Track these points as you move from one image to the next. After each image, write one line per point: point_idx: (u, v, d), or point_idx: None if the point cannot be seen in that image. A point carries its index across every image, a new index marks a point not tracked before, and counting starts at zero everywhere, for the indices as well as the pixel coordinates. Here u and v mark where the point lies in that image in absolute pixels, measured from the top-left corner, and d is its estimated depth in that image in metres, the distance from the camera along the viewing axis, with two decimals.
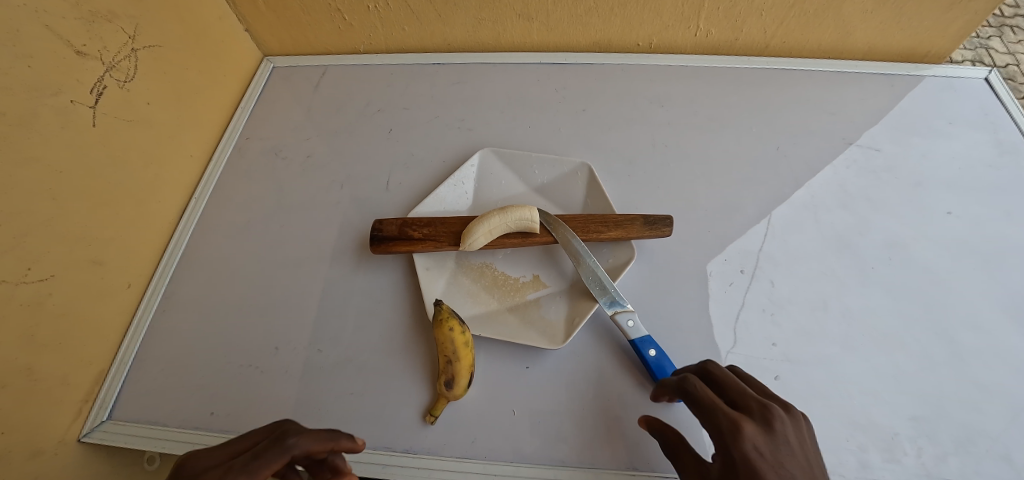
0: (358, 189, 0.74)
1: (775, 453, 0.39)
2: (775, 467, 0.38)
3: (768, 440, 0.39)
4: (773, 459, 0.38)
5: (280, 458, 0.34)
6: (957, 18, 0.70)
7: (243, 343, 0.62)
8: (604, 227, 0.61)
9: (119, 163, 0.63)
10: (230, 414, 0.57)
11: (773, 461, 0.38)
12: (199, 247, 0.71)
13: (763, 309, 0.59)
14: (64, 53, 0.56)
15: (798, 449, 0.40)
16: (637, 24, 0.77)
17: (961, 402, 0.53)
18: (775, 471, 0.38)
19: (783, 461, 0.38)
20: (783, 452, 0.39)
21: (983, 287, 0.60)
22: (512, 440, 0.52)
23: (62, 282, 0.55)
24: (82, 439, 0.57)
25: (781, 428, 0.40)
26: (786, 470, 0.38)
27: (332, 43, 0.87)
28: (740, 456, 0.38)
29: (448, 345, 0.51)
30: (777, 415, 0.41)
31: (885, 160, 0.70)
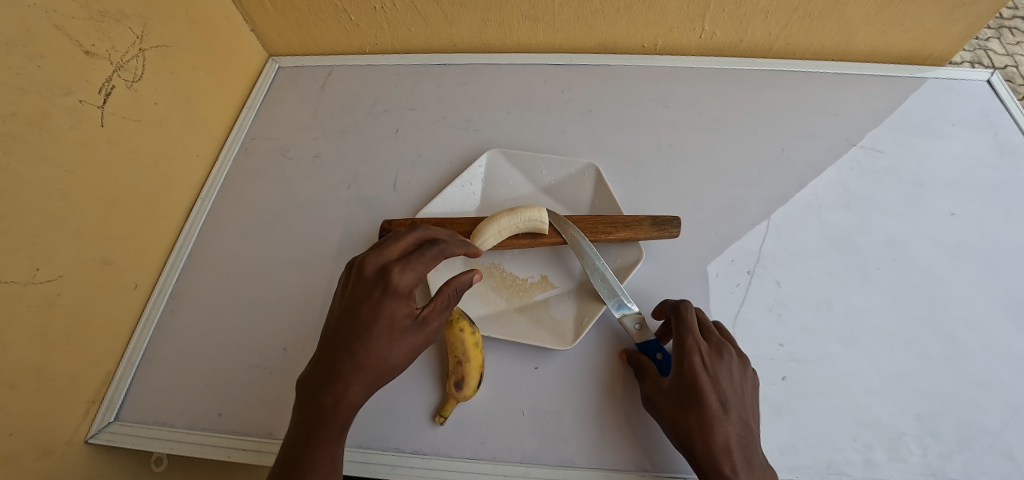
0: (364, 189, 0.74)
1: (716, 371, 0.48)
2: (712, 376, 0.47)
3: (716, 361, 0.48)
4: (713, 373, 0.47)
5: (436, 248, 0.50)
6: (958, 22, 0.71)
7: (251, 343, 0.62)
8: (612, 227, 0.61)
9: (127, 162, 0.63)
10: (239, 415, 0.57)
11: (712, 375, 0.47)
12: (205, 247, 0.71)
13: (769, 309, 0.60)
14: (74, 52, 0.56)
15: (737, 376, 0.49)
16: (642, 26, 0.77)
17: (966, 401, 0.53)
18: (711, 381, 0.47)
19: (721, 378, 0.47)
20: (725, 373, 0.48)
21: (986, 288, 0.60)
22: (521, 439, 0.52)
23: (71, 282, 0.55)
24: (90, 440, 0.57)
25: (728, 358, 0.49)
26: (720, 383, 0.47)
27: (337, 43, 0.87)
28: (688, 362, 0.48)
29: (458, 346, 0.52)
30: (729, 348, 0.50)
31: (888, 161, 0.71)
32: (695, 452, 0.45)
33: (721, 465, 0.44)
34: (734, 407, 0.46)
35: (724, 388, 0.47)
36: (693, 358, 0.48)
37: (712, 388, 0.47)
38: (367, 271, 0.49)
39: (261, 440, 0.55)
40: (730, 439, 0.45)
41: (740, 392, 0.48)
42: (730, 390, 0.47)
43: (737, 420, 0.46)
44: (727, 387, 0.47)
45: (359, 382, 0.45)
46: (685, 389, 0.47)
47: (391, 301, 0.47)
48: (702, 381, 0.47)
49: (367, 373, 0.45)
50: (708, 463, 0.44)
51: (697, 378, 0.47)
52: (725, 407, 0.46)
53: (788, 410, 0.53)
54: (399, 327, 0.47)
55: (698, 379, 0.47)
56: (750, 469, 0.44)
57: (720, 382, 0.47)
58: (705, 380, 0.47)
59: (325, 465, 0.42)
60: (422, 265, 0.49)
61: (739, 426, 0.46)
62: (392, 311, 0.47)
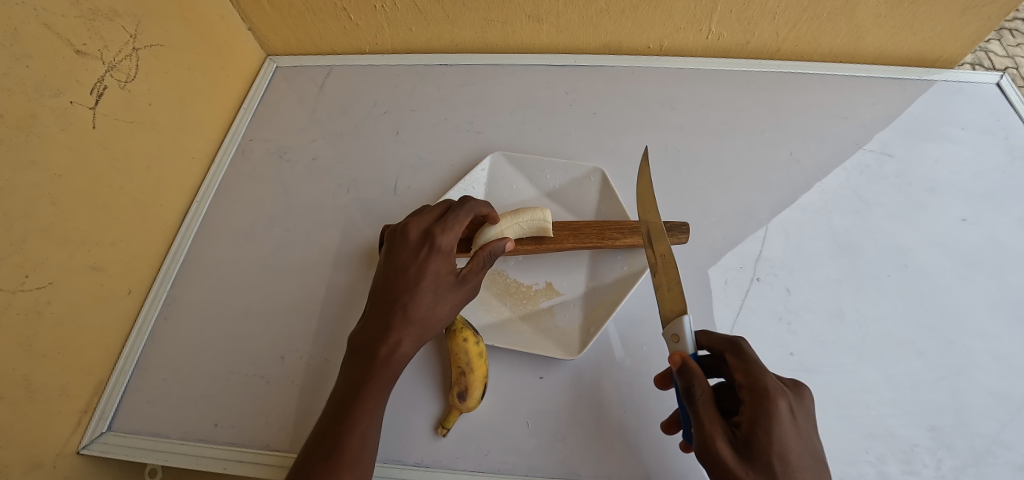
0: (364, 192, 0.72)
1: (802, 426, 0.37)
2: (800, 436, 0.36)
3: (799, 413, 0.38)
4: (801, 429, 0.37)
5: (470, 209, 0.52)
6: (969, 24, 0.69)
7: (249, 351, 0.61)
8: (619, 233, 0.60)
9: (120, 165, 0.61)
10: (235, 425, 0.56)
11: (800, 432, 0.37)
12: (201, 251, 0.70)
13: (779, 317, 0.58)
14: (64, 52, 0.54)
15: (814, 428, 0.39)
16: (647, 26, 0.76)
17: (979, 412, 0.52)
18: (799, 441, 0.36)
19: (806, 434, 0.37)
20: (808, 426, 0.38)
21: (998, 296, 0.59)
22: (527, 452, 0.51)
23: (62, 289, 0.54)
24: (81, 452, 0.55)
25: (805, 407, 0.39)
26: (806, 443, 0.37)
27: (337, 43, 0.85)
28: (774, 415, 0.36)
29: (461, 356, 0.50)
30: (803, 393, 0.40)
31: (897, 166, 0.69)
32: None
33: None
34: (822, 473, 0.36)
35: (810, 447, 0.37)
36: (783, 411, 0.36)
37: (801, 449, 0.36)
38: (411, 234, 0.51)
39: (258, 452, 0.54)
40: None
41: (819, 449, 0.38)
42: (814, 450, 0.37)
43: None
44: (811, 446, 0.37)
45: (408, 334, 0.46)
46: (774, 454, 0.34)
47: (435, 259, 0.49)
48: (792, 443, 0.35)
49: (416, 326, 0.47)
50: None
51: (789, 439, 0.35)
52: (815, 474, 0.36)
53: None
54: (444, 283, 0.48)
55: (789, 440, 0.35)
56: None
57: (808, 442, 0.37)
58: (797, 442, 0.36)
59: (373, 409, 0.44)
60: (461, 226, 0.51)
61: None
62: (437, 268, 0.48)
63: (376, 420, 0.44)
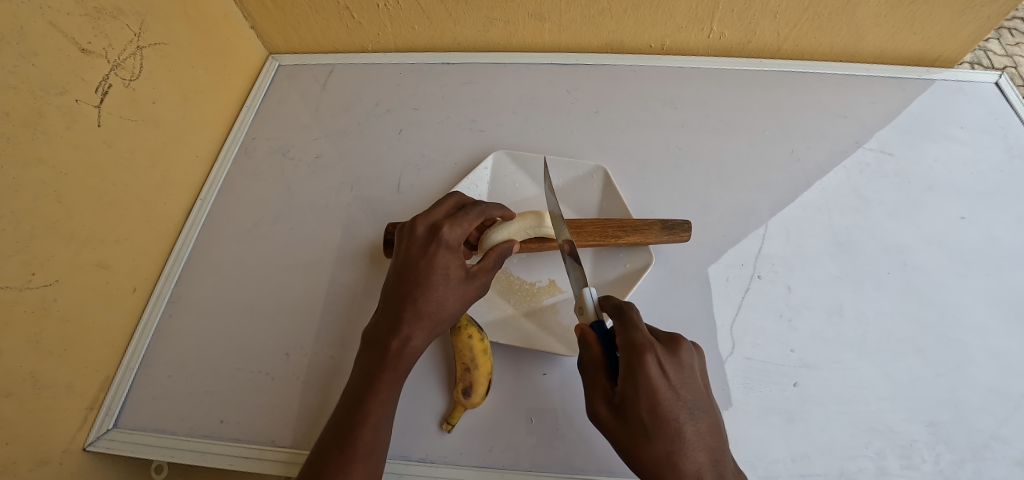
0: (367, 190, 0.73)
1: (675, 378, 0.43)
2: (671, 385, 0.42)
3: (670, 363, 0.43)
4: (673, 381, 0.42)
5: (479, 209, 0.53)
6: (967, 24, 0.69)
7: (254, 348, 0.61)
8: (621, 232, 0.61)
9: (125, 163, 0.61)
10: (241, 422, 0.56)
11: (670, 384, 0.42)
12: (204, 249, 0.70)
13: (780, 315, 0.59)
14: (70, 51, 0.54)
15: (695, 377, 0.44)
16: (650, 25, 0.76)
17: (977, 408, 0.53)
18: (670, 393, 0.42)
19: (681, 384, 0.43)
20: (681, 374, 0.43)
21: (995, 293, 0.60)
22: (530, 447, 0.51)
23: (67, 287, 0.54)
24: (88, 448, 0.56)
25: (685, 358, 0.44)
26: (680, 392, 0.42)
27: (339, 41, 0.85)
28: (640, 372, 0.42)
29: (466, 353, 0.51)
30: (683, 344, 0.45)
31: (897, 164, 0.70)
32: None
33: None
34: (700, 415, 0.42)
35: (685, 394, 0.42)
36: (650, 370, 0.41)
37: (673, 399, 0.42)
38: (418, 230, 0.51)
39: (264, 447, 0.54)
40: (707, 459, 0.41)
41: (701, 395, 0.44)
42: (690, 396, 0.43)
43: (706, 430, 0.42)
44: (688, 393, 0.43)
45: (419, 329, 0.47)
46: (641, 407, 0.41)
47: (444, 254, 0.49)
48: (660, 394, 0.41)
49: (426, 321, 0.47)
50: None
51: (658, 392, 0.41)
52: (692, 419, 0.42)
53: (800, 418, 0.53)
54: (455, 278, 0.49)
55: (659, 394, 0.41)
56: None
57: (682, 391, 0.42)
58: (666, 392, 0.42)
59: (385, 402, 0.45)
60: (468, 223, 0.52)
61: (710, 436, 0.42)
62: (447, 264, 0.49)
63: (388, 413, 0.45)
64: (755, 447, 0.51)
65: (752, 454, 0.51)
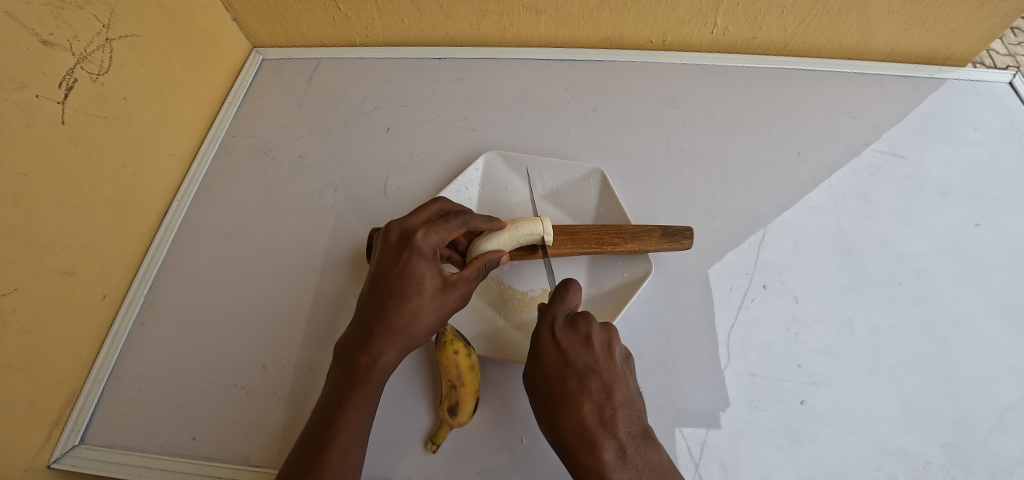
0: (353, 191, 0.69)
1: (567, 342, 0.44)
2: (560, 348, 0.43)
3: (566, 331, 0.44)
4: (563, 345, 0.43)
5: (461, 218, 0.50)
6: (983, 21, 0.66)
7: (229, 360, 0.58)
8: (620, 239, 0.58)
9: (93, 163, 0.58)
10: (214, 439, 0.53)
11: (560, 348, 0.43)
12: (181, 253, 0.67)
13: (786, 327, 0.56)
14: (29, 43, 0.51)
15: (596, 344, 0.44)
16: (650, 20, 0.73)
17: (995, 429, 0.50)
18: (558, 355, 0.43)
19: (572, 347, 0.43)
20: (578, 342, 0.44)
21: (1013, 306, 0.57)
22: (521, 470, 0.48)
23: (28, 296, 0.50)
24: (52, 466, 0.52)
25: (585, 327, 0.44)
26: (570, 354, 0.43)
27: (325, 35, 0.81)
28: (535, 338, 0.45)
29: (451, 369, 0.48)
30: (586, 316, 0.45)
31: (909, 168, 0.67)
32: (565, 442, 0.40)
33: (589, 449, 0.39)
34: (593, 376, 0.42)
35: (576, 357, 0.43)
36: (540, 336, 0.45)
37: (561, 361, 0.43)
38: (392, 236, 0.48)
39: (238, 467, 0.51)
40: (591, 413, 0.40)
41: (602, 360, 0.43)
42: (586, 361, 0.43)
43: (598, 389, 0.41)
44: (581, 356, 0.43)
45: (392, 342, 0.44)
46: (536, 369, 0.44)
47: (418, 262, 0.45)
48: (548, 356, 0.43)
49: (399, 335, 0.44)
50: (578, 450, 0.39)
51: (546, 355, 0.44)
52: (581, 378, 0.42)
53: (807, 438, 0.50)
54: (430, 288, 0.45)
55: (547, 357, 0.44)
56: (625, 442, 0.39)
57: (571, 353, 0.43)
58: (555, 355, 0.43)
59: (356, 421, 0.41)
60: (447, 231, 0.48)
61: (601, 395, 0.41)
62: (421, 272, 0.45)
63: (361, 433, 0.42)
64: (758, 469, 0.48)
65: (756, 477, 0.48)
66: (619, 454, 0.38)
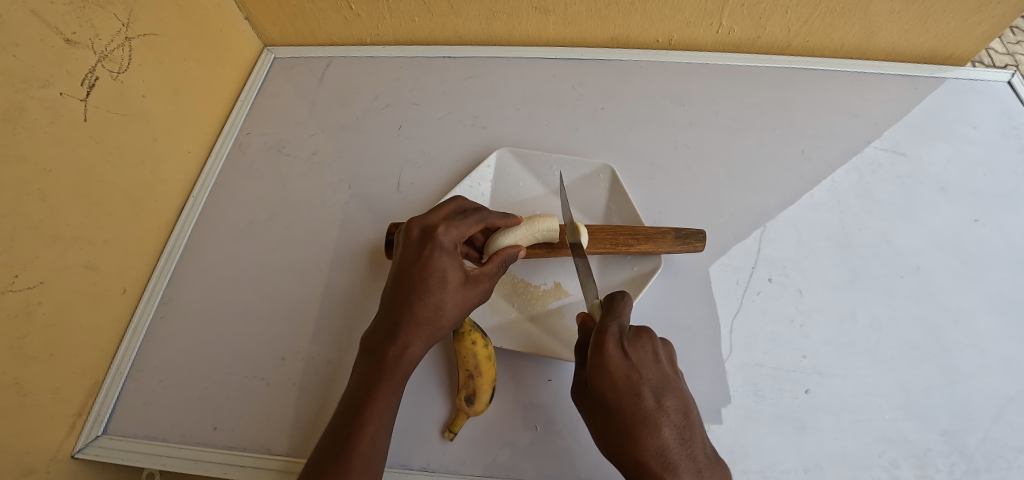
0: (366, 188, 0.71)
1: (638, 359, 0.44)
2: (633, 365, 0.43)
3: (636, 347, 0.44)
4: (635, 361, 0.43)
5: (479, 215, 0.51)
6: (983, 21, 0.67)
7: (248, 352, 0.59)
8: (633, 240, 0.59)
9: (113, 160, 0.59)
10: (235, 429, 0.54)
11: (633, 365, 0.43)
12: (197, 248, 0.68)
13: (791, 319, 0.57)
14: (53, 41, 0.52)
15: (663, 360, 0.45)
16: (656, 19, 0.74)
17: (993, 417, 0.51)
18: (632, 373, 0.43)
19: (644, 364, 0.44)
20: (650, 360, 0.44)
21: (1009, 299, 0.58)
22: (536, 457, 0.50)
23: (52, 289, 0.52)
24: (76, 456, 0.54)
25: (651, 342, 0.45)
26: (644, 371, 0.43)
27: (336, 33, 0.83)
28: (603, 353, 0.43)
29: (470, 360, 0.49)
30: (648, 331, 0.46)
31: (910, 165, 0.68)
32: (643, 463, 0.41)
33: (672, 471, 0.40)
34: (667, 395, 0.43)
35: (649, 374, 0.43)
36: (610, 351, 0.43)
37: (635, 378, 0.43)
38: (413, 232, 0.50)
39: (260, 456, 0.53)
40: (671, 434, 0.41)
41: (670, 377, 0.44)
42: (658, 379, 0.43)
43: (674, 409, 0.43)
44: (653, 373, 0.44)
45: (417, 335, 0.45)
46: (604, 385, 0.43)
47: (440, 257, 0.47)
48: (623, 374, 0.42)
49: (424, 327, 0.45)
50: (661, 472, 0.40)
51: (619, 372, 0.43)
52: (657, 397, 0.43)
53: (811, 426, 0.51)
54: (453, 282, 0.46)
55: (619, 374, 0.43)
56: (703, 464, 0.41)
57: (644, 370, 0.43)
58: (627, 372, 0.43)
59: (383, 411, 0.43)
60: (465, 227, 0.49)
61: (677, 415, 0.42)
62: (443, 267, 0.46)
63: (387, 422, 0.43)
64: (765, 456, 0.50)
65: (763, 464, 0.50)
66: (699, 475, 0.40)
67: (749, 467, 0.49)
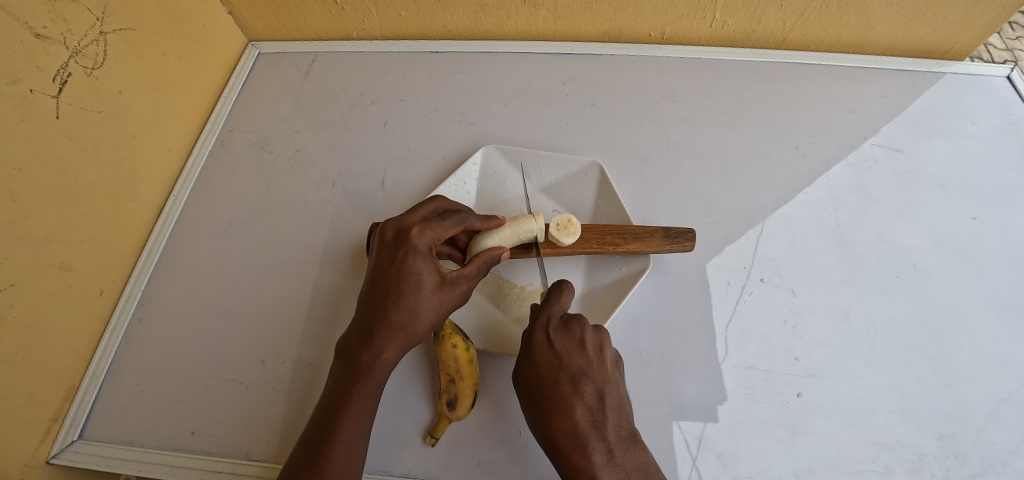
0: (351, 186, 0.69)
1: (562, 345, 0.43)
2: (555, 351, 0.43)
3: (560, 333, 0.44)
4: (558, 348, 0.43)
5: (458, 217, 0.49)
6: (982, 14, 0.65)
7: (228, 354, 0.58)
8: (621, 240, 0.58)
9: (89, 158, 0.58)
10: (213, 434, 0.53)
11: (554, 350, 0.43)
12: (178, 248, 0.66)
13: (784, 320, 0.56)
14: (23, 36, 0.50)
15: (589, 347, 0.44)
16: (648, 13, 0.72)
17: (988, 420, 0.50)
18: (551, 358, 0.43)
19: (566, 350, 0.43)
20: (573, 347, 0.43)
21: (1006, 299, 0.57)
22: (521, 462, 0.49)
23: (24, 291, 0.50)
24: (51, 461, 0.52)
25: (579, 331, 0.44)
26: (565, 357, 0.43)
27: (322, 28, 0.81)
28: (529, 339, 0.44)
29: (450, 363, 0.48)
30: (580, 318, 0.45)
31: (906, 161, 0.67)
32: (555, 444, 0.41)
33: (579, 452, 0.39)
34: (586, 380, 0.42)
35: (570, 360, 0.42)
36: (534, 337, 0.44)
37: (555, 363, 0.42)
38: (387, 234, 0.48)
39: (238, 461, 0.51)
40: (584, 416, 0.41)
41: (595, 363, 0.43)
42: (579, 364, 0.43)
43: (591, 393, 0.42)
44: (576, 360, 0.43)
45: (392, 340, 0.44)
46: (527, 369, 0.44)
47: (415, 260, 0.45)
48: (542, 358, 0.43)
49: (399, 332, 0.44)
50: (568, 451, 0.40)
51: (540, 357, 0.43)
52: (574, 382, 0.42)
53: (804, 430, 0.50)
54: (429, 285, 0.45)
55: (541, 360, 0.43)
56: (614, 445, 0.39)
57: (565, 356, 0.43)
58: (548, 357, 0.43)
59: (358, 417, 0.42)
60: (442, 229, 0.48)
61: (594, 398, 0.41)
62: (418, 270, 0.45)
63: (363, 428, 0.42)
64: (756, 461, 0.49)
65: (753, 469, 0.48)
66: (609, 456, 0.39)
67: (739, 472, 0.48)
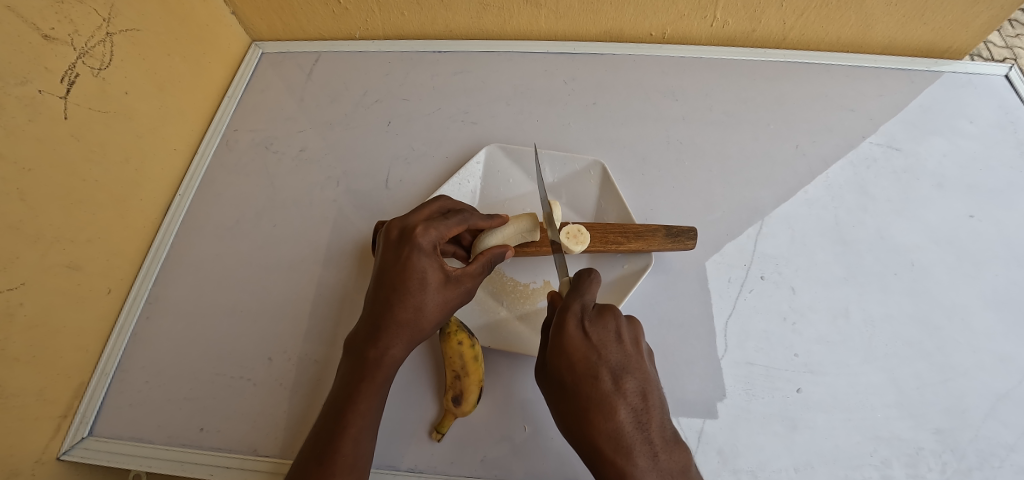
0: (355, 185, 0.70)
1: (599, 339, 0.43)
2: (592, 346, 0.43)
3: (596, 327, 0.44)
4: (595, 341, 0.43)
5: (461, 216, 0.50)
6: (981, 13, 0.66)
7: (235, 352, 0.58)
8: (624, 238, 0.58)
9: (95, 158, 0.58)
10: (222, 430, 0.54)
11: (592, 346, 0.43)
12: (184, 247, 0.67)
13: (783, 317, 0.57)
14: (31, 37, 0.51)
15: (626, 341, 0.44)
16: (649, 13, 0.73)
17: (984, 415, 0.51)
18: (590, 353, 0.42)
19: (604, 344, 0.43)
20: (611, 342, 0.43)
21: (1003, 296, 0.58)
22: (525, 457, 0.49)
23: (34, 290, 0.51)
24: (62, 458, 0.53)
25: (613, 324, 0.44)
26: (603, 351, 0.43)
27: (325, 27, 0.81)
28: (564, 333, 0.43)
29: (456, 360, 0.49)
30: (614, 310, 0.45)
31: (905, 160, 0.67)
32: (596, 446, 0.40)
33: (625, 455, 0.39)
34: (626, 376, 0.42)
35: (608, 355, 0.43)
36: (568, 331, 0.43)
37: (593, 358, 0.42)
38: (392, 233, 0.49)
39: (246, 457, 0.52)
40: (628, 417, 0.41)
41: (633, 358, 0.44)
42: (617, 360, 0.43)
43: (633, 391, 0.42)
44: (613, 354, 0.43)
45: (399, 337, 0.45)
46: (563, 365, 0.43)
47: (420, 258, 0.46)
48: (580, 354, 0.42)
49: (405, 329, 0.45)
50: (613, 454, 0.40)
51: (577, 352, 0.43)
52: (614, 379, 0.42)
53: (803, 425, 0.51)
54: (434, 282, 0.45)
55: (577, 354, 0.43)
56: (658, 447, 0.40)
57: (604, 350, 0.43)
58: (585, 352, 0.42)
59: (365, 412, 0.42)
60: (446, 228, 0.48)
61: (636, 397, 0.42)
62: (423, 268, 0.45)
63: (370, 423, 0.43)
64: (756, 456, 0.50)
65: (753, 464, 0.49)
66: (654, 460, 0.39)
67: (739, 467, 0.49)
